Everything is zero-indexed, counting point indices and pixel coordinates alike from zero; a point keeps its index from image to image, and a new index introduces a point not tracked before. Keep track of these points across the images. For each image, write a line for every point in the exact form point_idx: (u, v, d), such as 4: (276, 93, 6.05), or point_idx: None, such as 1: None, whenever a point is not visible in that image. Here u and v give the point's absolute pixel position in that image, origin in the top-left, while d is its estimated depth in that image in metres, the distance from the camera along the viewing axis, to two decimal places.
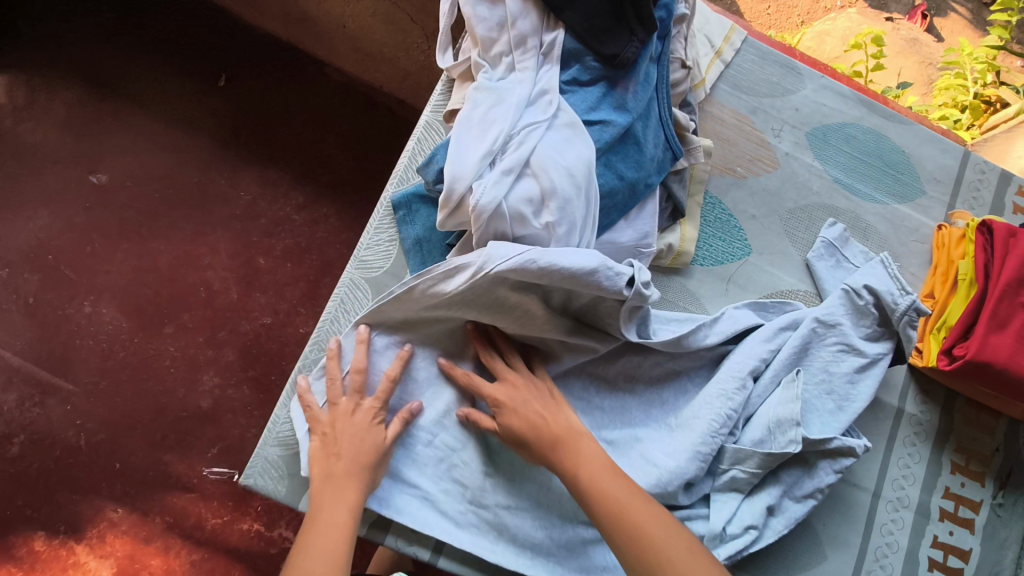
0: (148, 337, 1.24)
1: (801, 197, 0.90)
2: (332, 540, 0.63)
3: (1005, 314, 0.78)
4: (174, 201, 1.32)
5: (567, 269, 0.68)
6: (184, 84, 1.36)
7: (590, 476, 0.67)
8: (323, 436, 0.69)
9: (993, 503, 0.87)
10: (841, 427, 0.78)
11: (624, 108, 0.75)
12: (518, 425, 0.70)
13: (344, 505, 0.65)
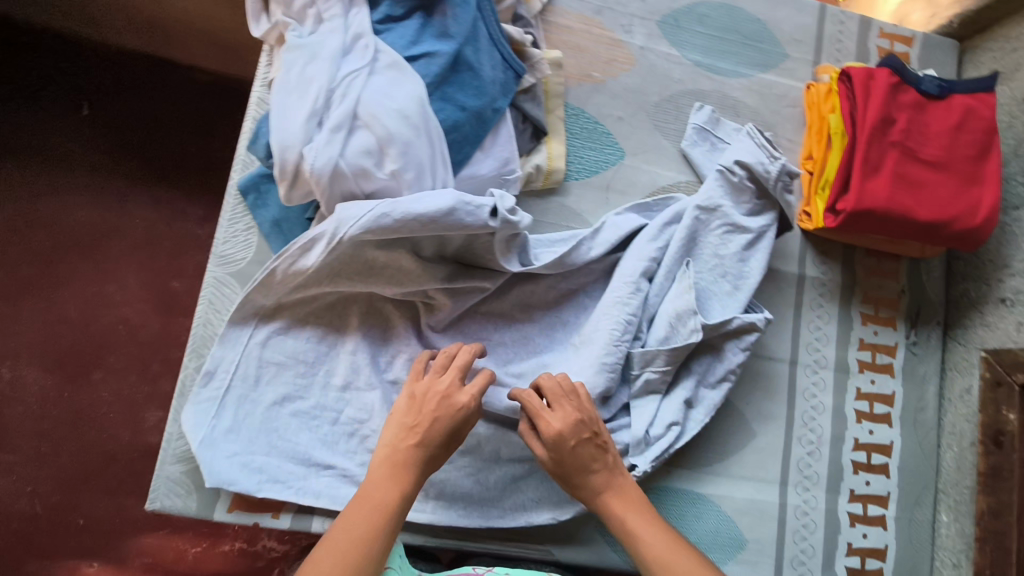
0: (78, 388, 1.15)
1: (665, 89, 0.88)
2: (375, 519, 0.60)
3: (877, 157, 0.78)
4: (65, 245, 1.19)
5: (423, 214, 0.66)
6: (27, 103, 1.21)
7: (635, 519, 0.66)
8: (410, 401, 0.67)
9: (908, 343, 0.89)
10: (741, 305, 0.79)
11: (447, 35, 0.71)
12: (576, 456, 0.67)
13: (396, 488, 0.63)
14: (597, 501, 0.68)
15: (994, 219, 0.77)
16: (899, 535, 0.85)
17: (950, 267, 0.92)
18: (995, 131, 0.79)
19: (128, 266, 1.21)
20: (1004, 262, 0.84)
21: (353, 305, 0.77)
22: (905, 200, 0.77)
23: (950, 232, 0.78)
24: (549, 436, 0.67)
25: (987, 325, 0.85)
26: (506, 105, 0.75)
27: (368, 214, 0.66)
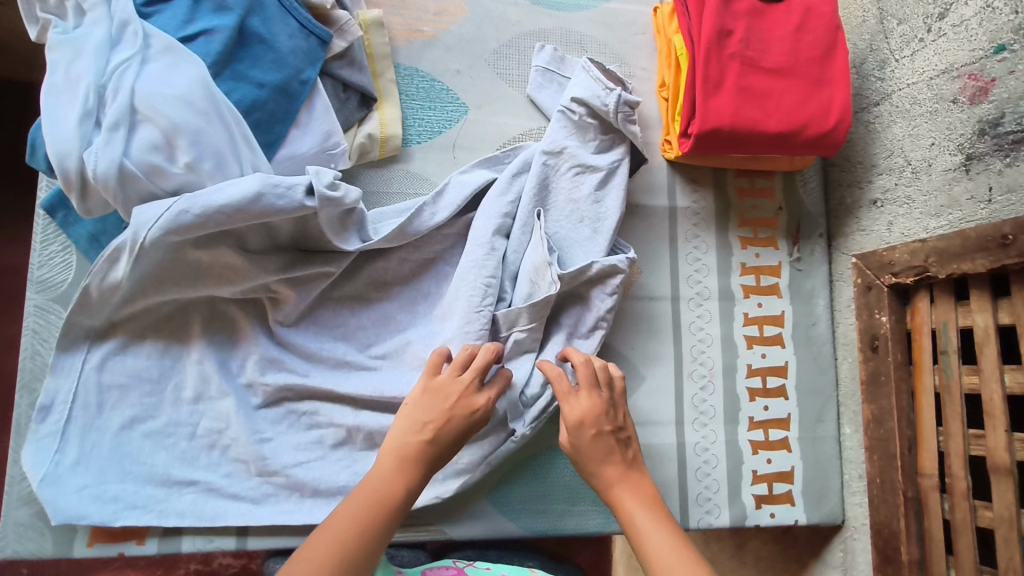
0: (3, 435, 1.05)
1: (502, 33, 0.83)
2: (376, 508, 0.57)
3: (718, 73, 0.74)
4: None
5: (228, 205, 0.61)
6: None
7: (631, 509, 0.61)
8: (427, 396, 0.65)
9: (792, 261, 0.87)
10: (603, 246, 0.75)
11: (225, 8, 0.66)
12: (597, 446, 0.65)
13: (406, 482, 0.60)
14: (600, 488, 0.64)
15: (846, 119, 0.75)
16: (804, 456, 0.84)
17: (827, 176, 0.89)
18: (839, 27, 0.76)
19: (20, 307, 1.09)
20: (872, 162, 0.81)
21: (194, 310, 0.72)
22: (752, 114, 0.74)
23: (803, 139, 0.75)
24: (571, 434, 0.66)
25: (864, 230, 0.82)
26: (318, 75, 0.70)
27: (167, 214, 0.60)
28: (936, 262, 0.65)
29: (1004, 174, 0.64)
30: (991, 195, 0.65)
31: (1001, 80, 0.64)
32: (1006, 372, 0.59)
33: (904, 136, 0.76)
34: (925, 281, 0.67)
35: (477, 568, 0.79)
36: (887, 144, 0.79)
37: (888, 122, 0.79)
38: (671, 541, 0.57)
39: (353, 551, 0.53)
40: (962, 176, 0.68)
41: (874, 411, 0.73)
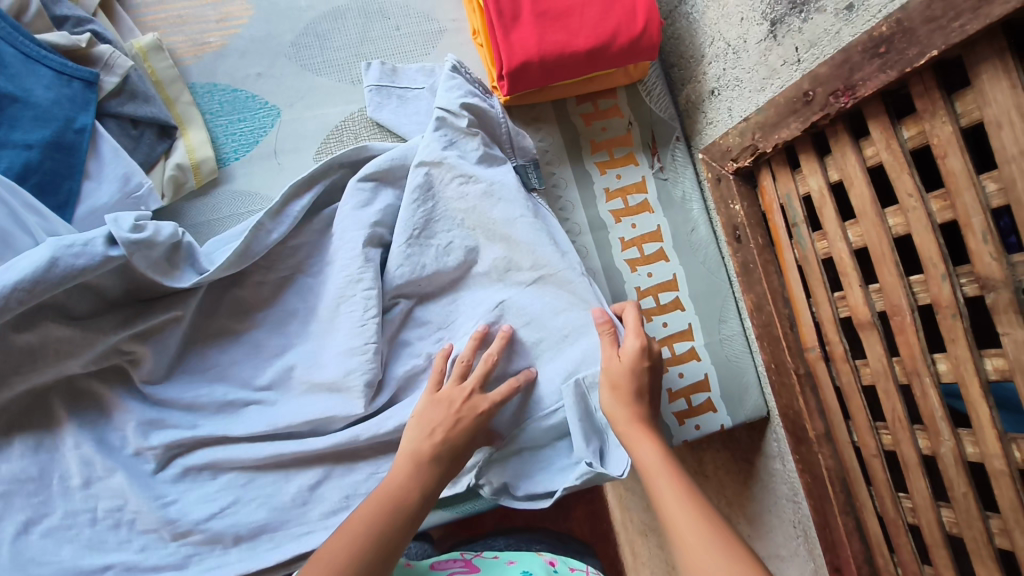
0: None
1: (296, 23, 0.79)
2: (394, 504, 0.58)
3: (512, 6, 0.71)
4: None
5: (28, 281, 0.57)
6: None
7: (646, 451, 0.59)
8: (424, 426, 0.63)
9: (655, 173, 0.84)
10: (501, 257, 0.73)
11: None
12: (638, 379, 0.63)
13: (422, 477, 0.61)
14: (616, 423, 0.63)
15: (653, 18, 0.72)
16: (715, 361, 0.82)
17: (670, 80, 0.86)
18: None
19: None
20: (700, 54, 0.79)
21: (52, 394, 0.66)
22: (556, 38, 0.71)
23: (616, 50, 0.72)
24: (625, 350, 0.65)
25: (711, 123, 0.80)
26: (95, 119, 0.67)
27: None
28: (761, 136, 0.63)
29: (804, 31, 0.61)
30: (799, 55, 0.62)
31: None
32: (848, 228, 0.58)
33: (719, 19, 0.74)
34: (761, 158, 0.65)
35: (486, 558, 0.75)
36: (707, 32, 0.76)
37: (703, 8, 0.76)
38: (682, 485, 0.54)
39: (371, 540, 0.55)
40: (772, 43, 0.66)
41: (752, 300, 0.71)
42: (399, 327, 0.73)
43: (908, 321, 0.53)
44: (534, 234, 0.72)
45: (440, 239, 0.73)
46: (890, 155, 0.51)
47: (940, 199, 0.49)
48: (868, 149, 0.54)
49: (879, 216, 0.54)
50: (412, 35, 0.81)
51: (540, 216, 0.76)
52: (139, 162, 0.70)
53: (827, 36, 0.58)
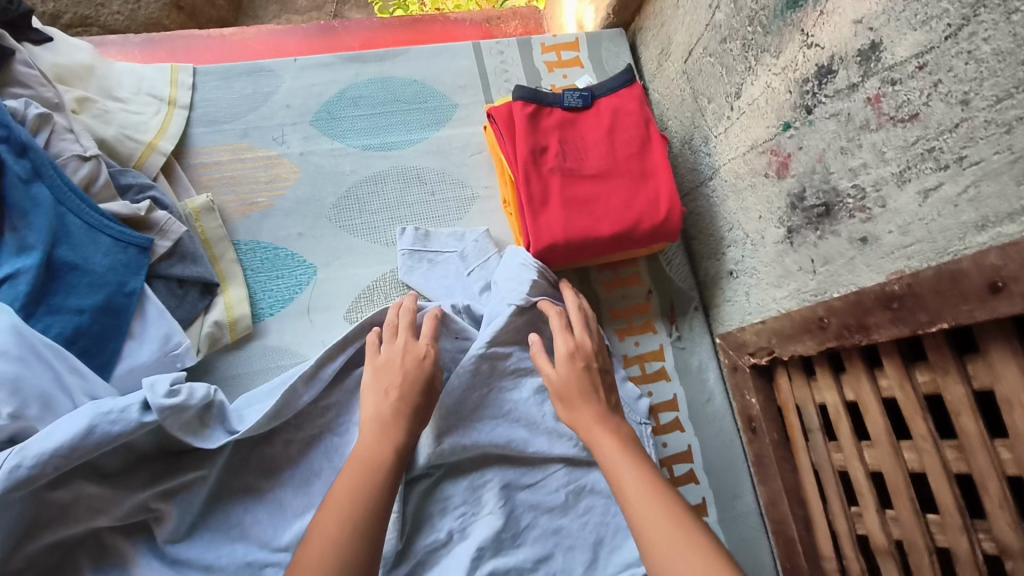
0: None
1: (339, 186, 0.84)
2: (370, 477, 0.59)
3: (541, 190, 0.75)
4: None
5: (68, 446, 0.58)
6: None
7: (605, 444, 0.63)
8: (378, 390, 0.67)
9: (673, 341, 0.86)
10: (547, 448, 0.73)
11: (28, 247, 0.64)
12: (578, 383, 0.68)
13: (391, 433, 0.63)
14: (578, 427, 0.66)
15: (675, 207, 0.76)
16: (733, 542, 0.79)
17: (690, 249, 0.90)
18: (649, 121, 0.79)
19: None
20: (720, 235, 0.82)
21: (79, 549, 0.65)
22: (582, 223, 0.75)
23: (640, 234, 0.76)
24: (557, 367, 0.70)
25: (729, 301, 0.82)
26: (145, 282, 0.71)
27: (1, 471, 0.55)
28: (778, 343, 0.65)
29: (819, 246, 0.64)
30: (814, 266, 0.64)
31: (796, 155, 0.65)
32: (864, 449, 0.58)
33: (738, 210, 0.77)
34: (778, 360, 0.67)
35: None
36: (727, 218, 0.80)
37: (724, 196, 0.80)
38: (645, 488, 0.57)
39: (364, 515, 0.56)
40: (788, 248, 0.69)
41: (767, 494, 0.70)
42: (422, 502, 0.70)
43: (926, 562, 0.52)
44: None
45: (485, 425, 0.72)
46: (903, 395, 0.52)
47: (955, 448, 0.49)
48: (881, 380, 0.55)
49: (894, 448, 0.54)
50: (445, 199, 0.86)
51: None
52: (180, 319, 0.73)
53: (841, 258, 0.61)
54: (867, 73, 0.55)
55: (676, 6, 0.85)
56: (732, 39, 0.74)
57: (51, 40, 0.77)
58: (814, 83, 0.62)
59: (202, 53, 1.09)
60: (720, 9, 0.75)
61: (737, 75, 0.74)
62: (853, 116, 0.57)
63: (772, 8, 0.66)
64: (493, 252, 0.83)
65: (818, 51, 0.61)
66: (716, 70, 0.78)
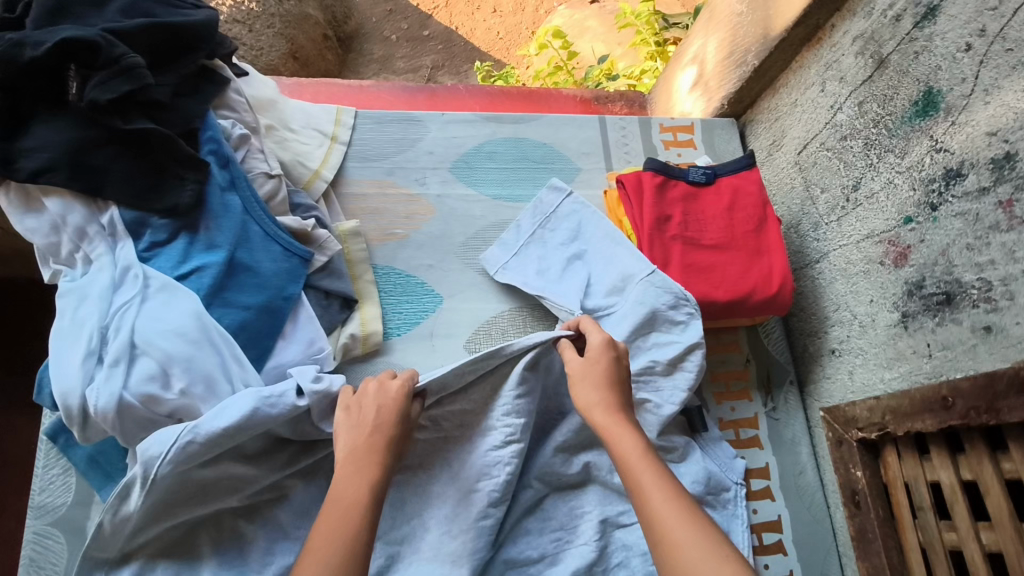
0: None
1: (468, 228, 0.92)
2: (357, 515, 0.58)
3: (663, 252, 0.83)
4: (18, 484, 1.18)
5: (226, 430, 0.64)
6: None
7: (627, 443, 0.63)
8: (348, 423, 0.66)
9: (767, 411, 0.89)
10: None
11: (215, 245, 0.73)
12: (603, 375, 0.69)
13: (364, 475, 0.61)
14: (595, 422, 0.66)
15: (787, 283, 0.81)
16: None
17: (788, 326, 0.94)
18: (766, 203, 0.85)
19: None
20: (824, 315, 0.87)
21: (201, 531, 0.70)
22: (700, 288, 0.81)
23: (753, 304, 0.81)
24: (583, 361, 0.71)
25: (829, 378, 0.86)
26: (301, 289, 0.77)
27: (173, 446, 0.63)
28: (893, 420, 0.69)
29: (937, 332, 0.68)
30: (930, 350, 0.68)
31: (915, 247, 0.71)
32: (981, 530, 0.59)
33: (848, 292, 0.82)
34: (887, 436, 0.70)
35: None
36: (833, 299, 0.85)
37: (831, 278, 0.86)
38: (667, 493, 0.58)
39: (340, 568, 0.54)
40: (901, 331, 0.73)
41: (868, 570, 0.71)
42: (524, 515, 0.78)
43: None
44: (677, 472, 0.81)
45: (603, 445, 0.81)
46: None
47: None
48: (1004, 463, 0.57)
49: (1018, 530, 0.55)
50: None
51: (691, 449, 0.83)
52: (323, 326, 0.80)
53: (961, 345, 0.65)
54: (999, 179, 0.61)
55: (793, 104, 0.94)
56: (853, 138, 0.81)
57: (247, 75, 0.88)
58: (940, 183, 0.68)
59: (343, 98, 1.21)
60: (842, 110, 0.83)
61: (856, 170, 0.81)
62: (981, 217, 0.63)
63: (900, 115, 0.74)
64: (592, 220, 0.90)
65: (947, 156, 0.67)
66: (833, 163, 0.86)
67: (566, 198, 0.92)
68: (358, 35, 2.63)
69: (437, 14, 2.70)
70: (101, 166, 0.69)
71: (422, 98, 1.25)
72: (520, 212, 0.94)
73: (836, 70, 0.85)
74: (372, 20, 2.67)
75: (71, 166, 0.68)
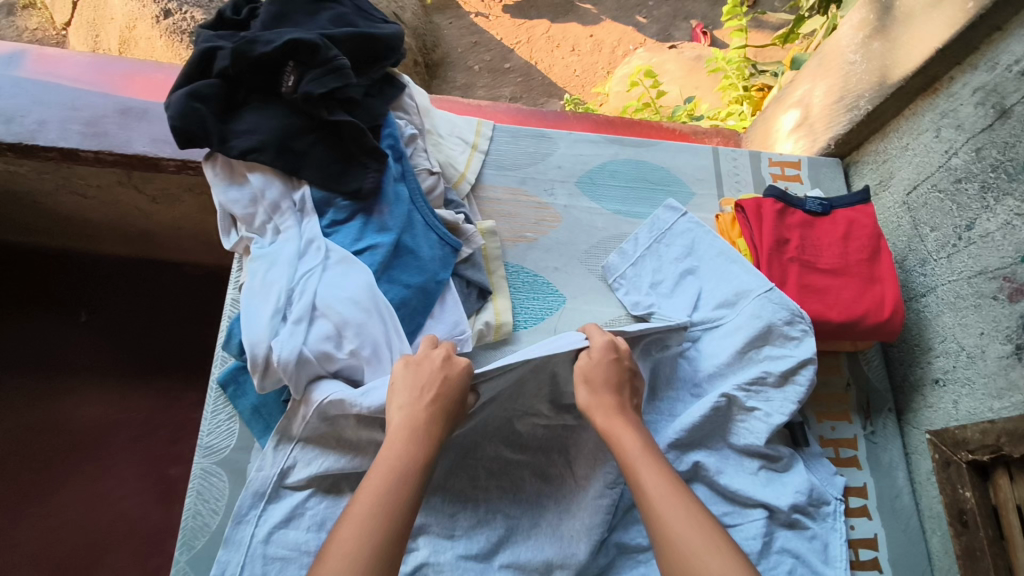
0: (149, 554, 1.25)
1: (592, 237, 1.00)
2: (404, 474, 0.63)
3: (781, 273, 0.89)
4: (146, 446, 1.36)
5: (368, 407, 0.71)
6: (119, 339, 1.44)
7: (626, 438, 0.71)
8: (404, 389, 0.70)
9: (866, 434, 0.93)
10: (750, 487, 0.83)
11: (385, 228, 0.82)
12: (605, 374, 0.77)
13: (416, 446, 0.65)
14: (595, 417, 0.74)
15: (899, 310, 0.85)
16: None
17: (888, 355, 0.98)
18: (880, 235, 0.91)
19: (128, 452, 1.34)
20: (928, 345, 0.91)
21: (344, 482, 0.77)
22: (815, 308, 0.86)
23: (865, 327, 0.86)
24: (590, 357, 0.79)
25: (931, 407, 0.89)
26: (448, 275, 0.85)
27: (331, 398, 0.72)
28: (1008, 443, 0.72)
29: None
30: None
31: None
32: None
33: (955, 325, 0.87)
34: (1000, 459, 0.74)
35: None
36: (940, 331, 0.89)
37: (938, 311, 0.90)
38: (665, 485, 0.66)
39: (377, 527, 0.58)
40: (1015, 362, 0.77)
41: None
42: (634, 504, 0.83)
43: None
44: (780, 481, 0.85)
45: (710, 448, 0.86)
46: None
47: None
48: None
49: None
50: None
51: (794, 461, 0.87)
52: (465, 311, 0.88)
53: None
54: None
55: (904, 148, 1.00)
56: (968, 181, 0.87)
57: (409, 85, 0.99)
58: None
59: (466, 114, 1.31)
60: (958, 155, 0.89)
61: (970, 212, 0.86)
62: None
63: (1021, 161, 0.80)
64: (708, 237, 0.96)
65: None
66: (945, 204, 0.91)
67: (681, 216, 0.99)
68: (445, 62, 2.76)
69: (519, 49, 2.82)
70: (302, 150, 0.80)
71: (536, 120, 1.35)
72: (638, 225, 1.01)
73: (953, 118, 0.91)
74: (457, 50, 2.80)
75: (277, 147, 0.79)
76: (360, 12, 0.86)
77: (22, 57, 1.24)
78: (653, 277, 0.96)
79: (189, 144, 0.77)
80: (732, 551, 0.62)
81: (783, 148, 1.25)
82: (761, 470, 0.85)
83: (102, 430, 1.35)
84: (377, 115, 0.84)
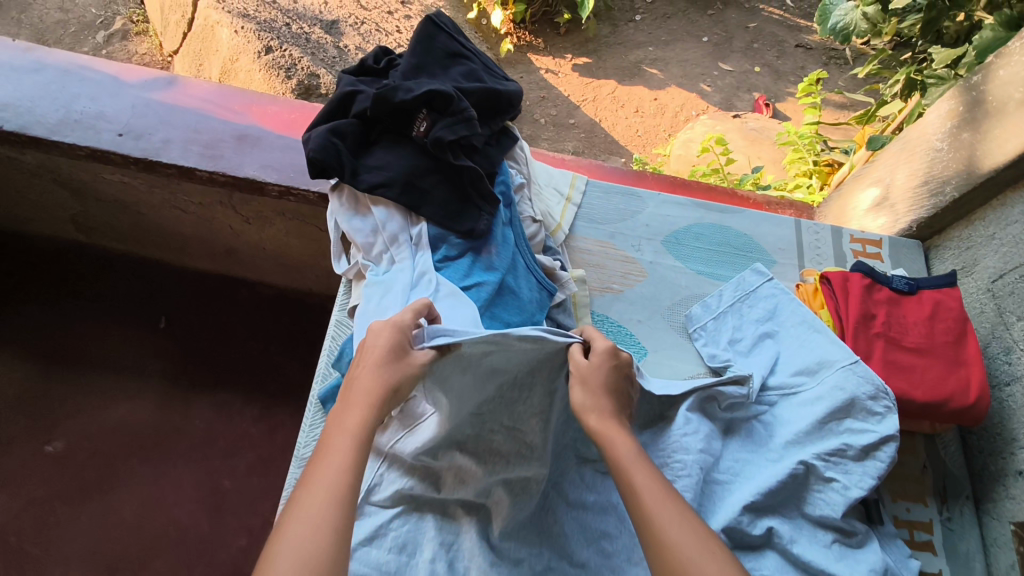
0: (193, 559, 1.27)
1: (674, 295, 1.04)
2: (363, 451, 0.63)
3: (866, 346, 0.91)
4: (202, 450, 1.39)
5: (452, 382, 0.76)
6: (194, 347, 1.50)
7: (619, 442, 0.71)
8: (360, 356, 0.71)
9: (942, 518, 0.92)
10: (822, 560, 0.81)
11: (493, 267, 0.86)
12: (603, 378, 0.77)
13: (365, 416, 0.65)
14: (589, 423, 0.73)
15: (986, 395, 0.86)
16: None
17: (965, 441, 0.98)
18: (967, 319, 0.92)
19: (186, 457, 1.38)
20: (1012, 436, 0.91)
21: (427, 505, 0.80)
22: (900, 384, 0.87)
23: (949, 410, 0.87)
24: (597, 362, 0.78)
25: (1012, 498, 0.89)
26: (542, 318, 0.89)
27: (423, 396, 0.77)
28: None
29: None
30: None
31: None
32: None
33: None
34: None
35: None
36: None
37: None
38: (657, 487, 0.67)
39: (329, 508, 0.58)
40: None
41: None
42: None
43: None
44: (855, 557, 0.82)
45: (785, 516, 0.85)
46: None
47: None
48: None
49: None
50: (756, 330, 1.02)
51: (870, 538, 0.85)
52: None
53: None
54: None
55: (991, 237, 1.02)
56: None
57: None
58: None
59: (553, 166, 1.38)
60: None
61: None
62: None
63: None
64: (790, 305, 0.99)
65: None
66: None
67: (767, 281, 1.02)
68: None
69: (583, 106, 2.92)
70: (427, 189, 0.86)
71: (616, 178, 1.41)
72: (721, 287, 1.04)
73: None
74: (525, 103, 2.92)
75: (403, 184, 0.86)
76: (486, 69, 0.94)
77: (155, 83, 1.36)
78: (732, 335, 0.99)
79: (324, 173, 0.84)
80: (724, 554, 0.63)
81: (860, 225, 1.28)
82: (835, 543, 0.83)
83: (167, 433, 1.40)
84: (495, 163, 0.92)
